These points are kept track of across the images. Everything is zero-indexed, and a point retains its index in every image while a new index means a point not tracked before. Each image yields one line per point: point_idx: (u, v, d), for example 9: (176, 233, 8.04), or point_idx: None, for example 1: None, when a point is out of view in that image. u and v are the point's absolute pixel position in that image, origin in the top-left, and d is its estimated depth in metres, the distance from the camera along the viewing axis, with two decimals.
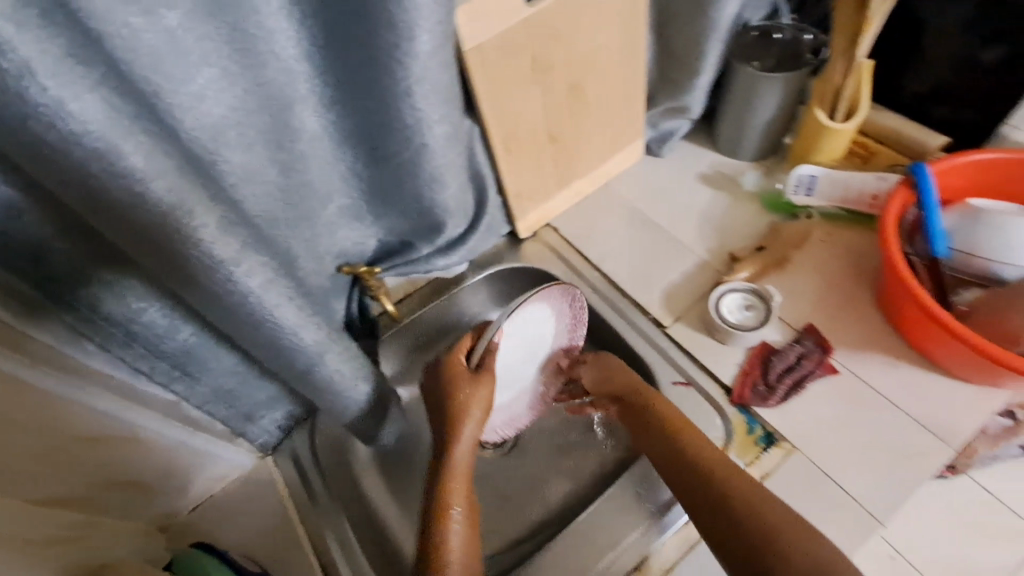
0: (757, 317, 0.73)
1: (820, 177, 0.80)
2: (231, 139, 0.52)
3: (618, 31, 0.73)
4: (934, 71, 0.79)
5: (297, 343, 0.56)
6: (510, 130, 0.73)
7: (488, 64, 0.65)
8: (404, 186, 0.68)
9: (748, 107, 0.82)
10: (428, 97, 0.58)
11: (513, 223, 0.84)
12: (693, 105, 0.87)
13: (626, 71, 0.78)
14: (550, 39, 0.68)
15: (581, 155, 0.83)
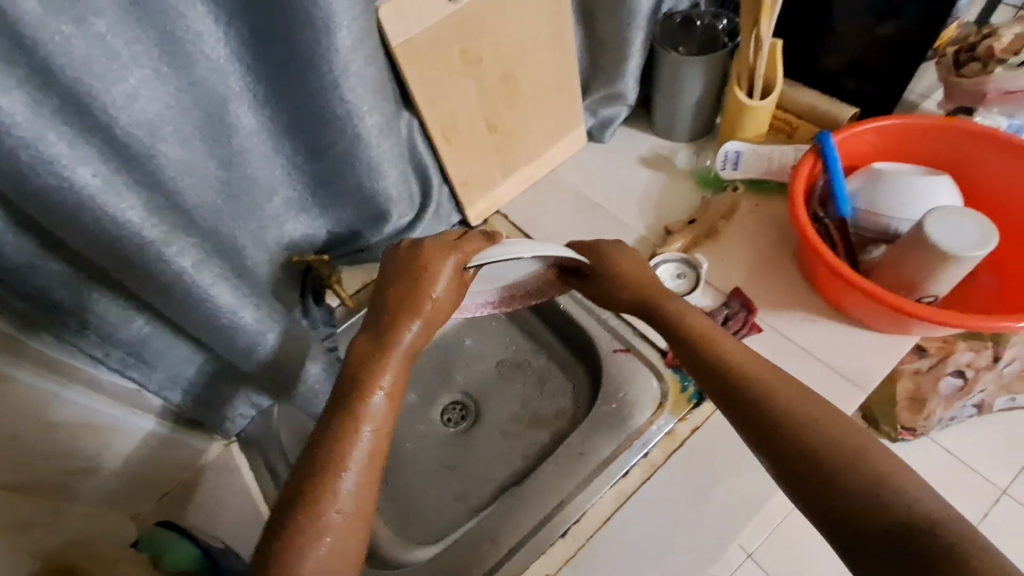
0: (687, 284, 0.78)
1: (742, 156, 0.85)
2: (169, 136, 0.52)
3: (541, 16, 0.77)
4: (840, 51, 0.85)
5: (231, 318, 0.58)
6: (449, 119, 0.77)
7: (421, 64, 0.70)
8: (342, 180, 0.69)
9: (678, 90, 0.88)
10: (358, 89, 0.60)
11: (462, 209, 0.88)
12: (627, 91, 0.92)
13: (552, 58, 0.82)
14: (477, 32, 0.72)
15: (521, 141, 0.87)
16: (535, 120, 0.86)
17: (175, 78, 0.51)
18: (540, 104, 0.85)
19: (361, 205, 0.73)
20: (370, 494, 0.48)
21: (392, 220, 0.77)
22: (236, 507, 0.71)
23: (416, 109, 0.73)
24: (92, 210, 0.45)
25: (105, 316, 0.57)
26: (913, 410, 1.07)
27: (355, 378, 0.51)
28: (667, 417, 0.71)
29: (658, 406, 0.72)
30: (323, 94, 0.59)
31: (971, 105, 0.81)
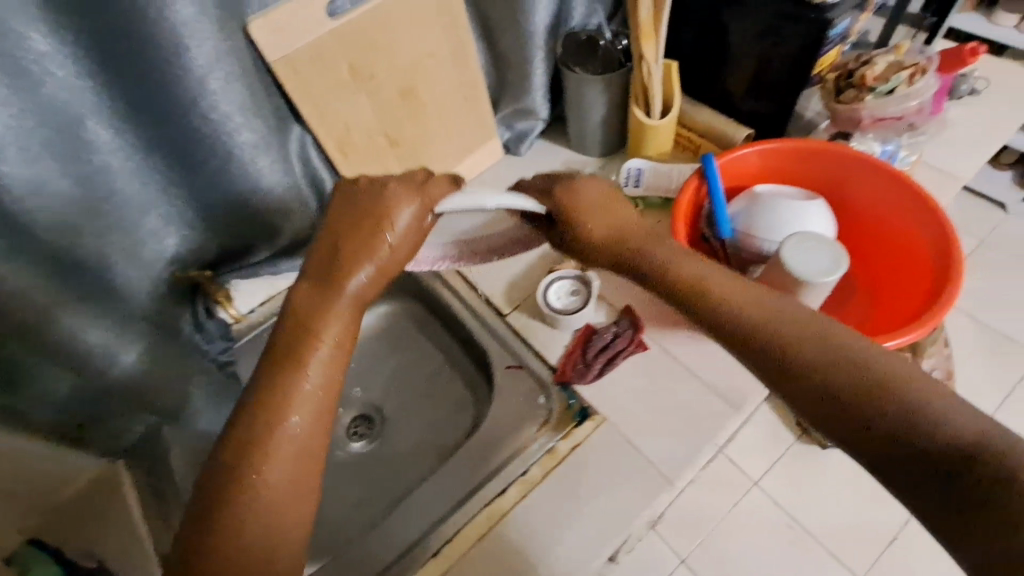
0: (577, 300, 0.97)
1: (643, 169, 1.03)
2: (10, 152, 0.60)
3: (426, 35, 0.93)
4: (737, 78, 1.01)
5: (80, 335, 0.75)
6: (343, 135, 0.92)
7: (303, 74, 0.82)
8: (218, 189, 0.81)
9: (586, 108, 1.09)
10: (223, 105, 0.74)
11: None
12: (542, 111, 1.15)
13: (448, 73, 1.01)
14: (366, 49, 0.87)
15: (424, 149, 1.06)
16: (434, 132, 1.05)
17: (18, 103, 0.59)
18: (440, 117, 1.05)
19: (239, 214, 0.87)
20: (320, 439, 0.49)
21: (280, 236, 0.93)
22: (120, 538, 0.87)
23: (306, 126, 0.88)
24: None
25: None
26: None
27: (305, 314, 0.51)
28: (555, 435, 0.87)
29: (547, 421, 0.89)
30: (180, 111, 0.71)
31: (848, 129, 0.94)
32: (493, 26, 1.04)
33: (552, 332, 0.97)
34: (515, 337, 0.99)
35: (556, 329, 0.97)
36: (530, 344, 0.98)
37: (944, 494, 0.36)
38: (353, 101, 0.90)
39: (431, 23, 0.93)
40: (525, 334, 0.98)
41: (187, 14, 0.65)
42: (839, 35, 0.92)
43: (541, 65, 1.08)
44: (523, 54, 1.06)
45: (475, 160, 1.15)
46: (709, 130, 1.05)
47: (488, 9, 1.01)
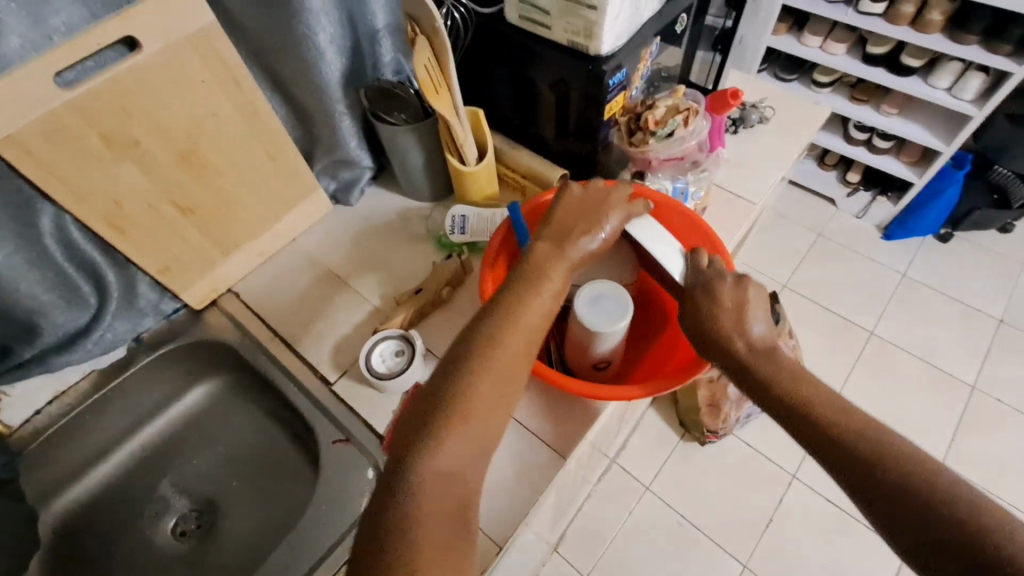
0: (403, 358, 0.84)
1: (467, 218, 0.95)
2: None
3: (212, 95, 0.80)
4: (550, 115, 0.93)
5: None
6: (114, 210, 0.78)
7: (36, 151, 0.68)
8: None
9: (405, 157, 0.97)
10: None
11: (177, 295, 0.92)
12: (365, 159, 1.01)
13: (246, 135, 0.87)
14: (121, 116, 0.73)
15: (235, 217, 0.92)
16: (246, 199, 0.92)
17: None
18: (253, 180, 0.92)
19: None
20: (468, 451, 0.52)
21: (48, 329, 0.82)
22: None
23: (55, 203, 0.73)
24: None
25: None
26: (714, 414, 1.48)
27: (484, 336, 0.57)
28: None
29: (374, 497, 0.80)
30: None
31: (642, 171, 0.88)
32: (282, 75, 0.88)
33: (378, 397, 0.84)
34: (339, 407, 0.86)
35: (380, 394, 0.84)
36: (356, 413, 0.85)
37: (928, 536, 0.45)
38: (122, 174, 0.77)
39: (214, 78, 0.79)
40: (347, 402, 0.85)
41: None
42: (621, 80, 0.84)
43: (350, 120, 0.95)
44: (322, 99, 0.89)
45: (297, 218, 1.01)
46: (529, 170, 0.97)
47: (274, 64, 0.86)
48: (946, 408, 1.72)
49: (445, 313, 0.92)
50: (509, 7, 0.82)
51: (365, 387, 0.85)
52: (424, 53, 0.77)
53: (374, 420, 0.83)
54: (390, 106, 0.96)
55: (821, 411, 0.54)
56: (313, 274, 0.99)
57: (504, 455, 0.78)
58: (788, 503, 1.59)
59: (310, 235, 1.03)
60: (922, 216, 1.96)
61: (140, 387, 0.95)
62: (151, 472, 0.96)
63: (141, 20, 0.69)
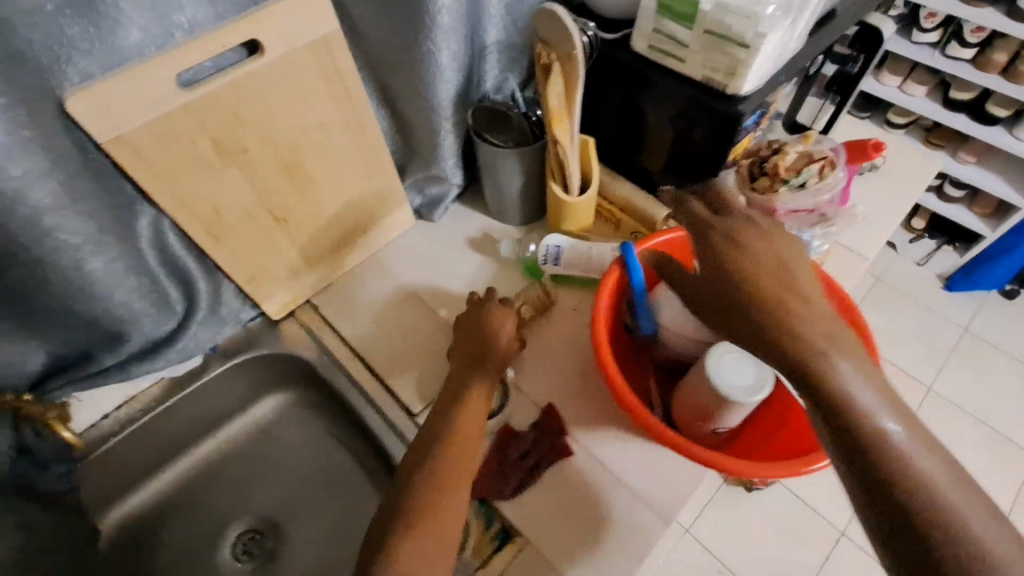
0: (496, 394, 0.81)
1: (563, 248, 0.89)
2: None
3: (325, 105, 0.77)
4: (659, 150, 0.88)
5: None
6: (214, 218, 0.75)
7: (147, 152, 0.64)
8: (40, 296, 0.65)
9: (504, 182, 0.93)
10: (38, 190, 0.59)
11: (259, 304, 0.89)
12: (455, 175, 0.97)
13: (347, 149, 0.84)
14: (234, 122, 0.69)
15: (324, 228, 0.89)
16: (338, 211, 0.89)
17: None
18: (348, 193, 0.88)
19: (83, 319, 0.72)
20: None
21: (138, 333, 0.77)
22: None
23: (158, 206, 0.69)
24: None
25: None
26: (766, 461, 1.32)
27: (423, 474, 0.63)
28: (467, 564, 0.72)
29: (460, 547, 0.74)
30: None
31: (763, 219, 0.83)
32: (390, 87, 0.84)
33: None
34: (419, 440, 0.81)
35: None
36: None
37: None
38: (228, 181, 0.73)
39: (330, 88, 0.76)
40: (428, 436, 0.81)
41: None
42: (751, 124, 0.79)
43: (451, 138, 0.91)
44: (427, 116, 0.86)
45: (381, 233, 0.98)
46: (629, 205, 0.94)
47: (385, 77, 0.82)
48: (1007, 476, 1.62)
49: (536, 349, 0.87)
50: (640, 37, 0.78)
51: None
52: (557, 80, 0.73)
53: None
54: (493, 126, 0.92)
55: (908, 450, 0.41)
56: (394, 292, 0.95)
57: (600, 514, 0.73)
58: (834, 561, 1.50)
59: (392, 251, 1.00)
60: (989, 271, 1.85)
61: (210, 395, 0.91)
62: (211, 484, 0.92)
63: (269, 25, 0.65)
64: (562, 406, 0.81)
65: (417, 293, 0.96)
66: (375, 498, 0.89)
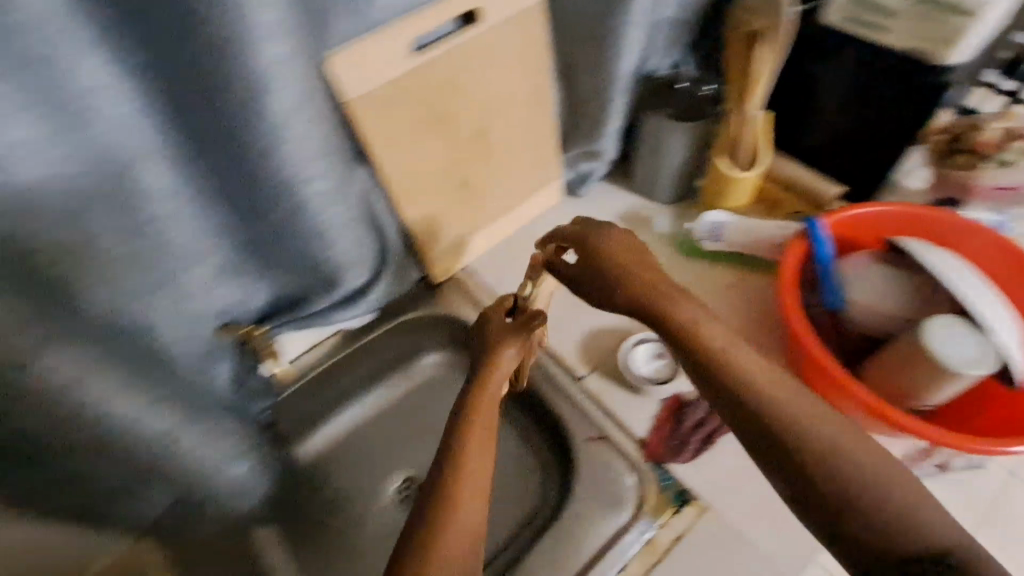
0: (666, 361, 0.83)
1: (727, 223, 0.91)
2: (48, 205, 0.48)
3: (517, 74, 0.82)
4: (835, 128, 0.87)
5: (142, 430, 0.61)
6: (412, 177, 0.80)
7: (378, 114, 0.70)
8: (282, 241, 0.69)
9: (666, 157, 0.95)
10: (297, 150, 0.59)
11: (427, 266, 0.93)
12: (611, 149, 0.98)
13: (524, 120, 0.88)
14: (445, 87, 0.75)
15: (490, 196, 0.93)
16: (505, 180, 0.93)
17: (65, 140, 0.47)
18: (517, 162, 0.92)
19: (303, 268, 0.74)
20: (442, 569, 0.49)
21: (342, 286, 0.79)
22: None
23: (373, 162, 0.75)
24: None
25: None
26: None
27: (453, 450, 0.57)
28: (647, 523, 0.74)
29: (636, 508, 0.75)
30: (252, 162, 0.58)
31: (956, 197, 0.86)
32: (570, 59, 0.87)
33: (632, 399, 0.82)
34: (586, 404, 0.83)
35: (637, 398, 0.82)
36: (607, 414, 0.81)
37: None
38: (430, 143, 0.79)
39: (524, 58, 0.81)
40: (595, 399, 0.83)
41: (280, 55, 0.52)
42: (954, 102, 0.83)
43: (619, 114, 0.92)
44: (603, 91, 0.88)
45: (535, 204, 1.01)
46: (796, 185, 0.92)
47: (568, 51, 0.86)
48: None
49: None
50: (835, 9, 0.77)
51: (617, 386, 0.83)
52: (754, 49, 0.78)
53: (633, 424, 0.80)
54: (658, 101, 0.92)
55: (803, 419, 0.53)
56: (548, 262, 0.98)
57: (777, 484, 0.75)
58: None
59: (542, 222, 1.03)
60: None
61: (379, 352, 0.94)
62: None
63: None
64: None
65: None
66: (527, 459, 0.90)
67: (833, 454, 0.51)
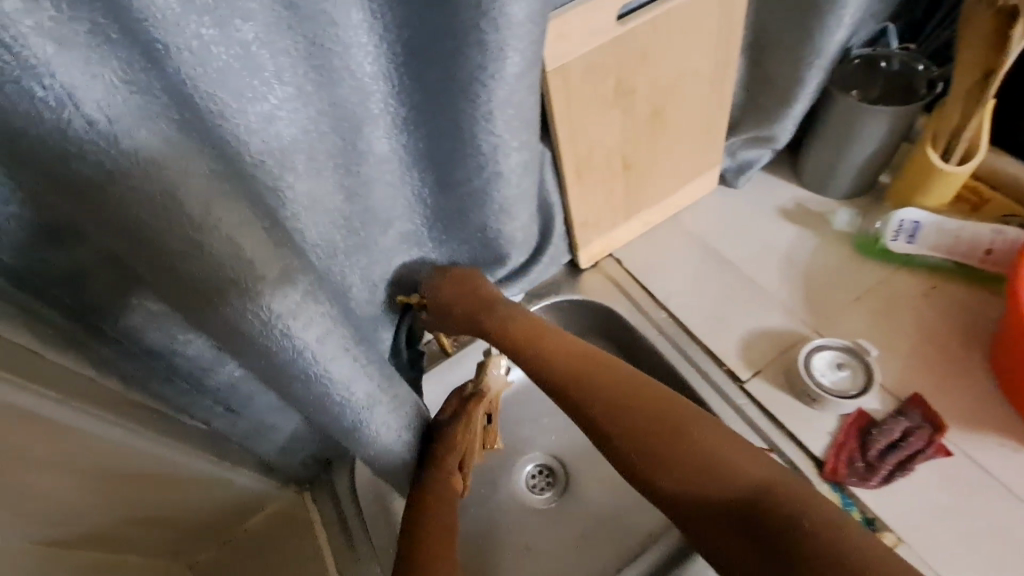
0: (853, 373, 0.74)
1: (925, 224, 0.81)
2: (299, 162, 0.50)
3: (710, 49, 0.75)
4: None
5: (343, 395, 0.59)
6: (587, 156, 0.77)
7: (571, 86, 0.67)
8: (468, 215, 0.68)
9: (853, 147, 0.86)
10: (510, 119, 0.56)
11: (577, 250, 0.90)
12: (786, 136, 0.90)
13: (705, 100, 0.81)
14: (638, 60, 0.70)
15: (652, 180, 0.88)
16: (670, 164, 0.88)
17: (319, 98, 0.49)
18: (686, 145, 0.86)
19: (478, 243, 0.73)
20: None
21: (508, 263, 0.78)
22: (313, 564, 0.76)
23: (555, 137, 0.72)
24: (217, 266, 0.43)
25: (196, 358, 0.60)
26: None
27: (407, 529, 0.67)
28: None
29: None
30: (465, 131, 0.57)
31: None
32: (763, 36, 0.80)
33: (806, 409, 0.75)
34: (753, 410, 0.77)
35: (813, 410, 0.75)
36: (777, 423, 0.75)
37: None
38: (611, 121, 0.75)
39: (722, 29, 0.74)
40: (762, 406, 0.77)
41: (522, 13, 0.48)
42: None
43: (808, 97, 0.83)
44: (800, 71, 0.79)
45: (690, 192, 0.96)
46: None
47: (767, 26, 0.78)
48: None
49: (882, 334, 0.80)
50: None
51: (787, 392, 0.77)
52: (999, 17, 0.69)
53: (808, 436, 0.73)
54: (863, 82, 0.86)
55: (704, 463, 0.55)
56: (704, 255, 0.93)
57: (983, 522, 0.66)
58: None
59: (696, 213, 0.97)
60: None
61: None
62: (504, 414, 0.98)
63: None
64: (931, 398, 0.74)
65: (729, 260, 0.92)
66: None
67: (709, 474, 0.55)
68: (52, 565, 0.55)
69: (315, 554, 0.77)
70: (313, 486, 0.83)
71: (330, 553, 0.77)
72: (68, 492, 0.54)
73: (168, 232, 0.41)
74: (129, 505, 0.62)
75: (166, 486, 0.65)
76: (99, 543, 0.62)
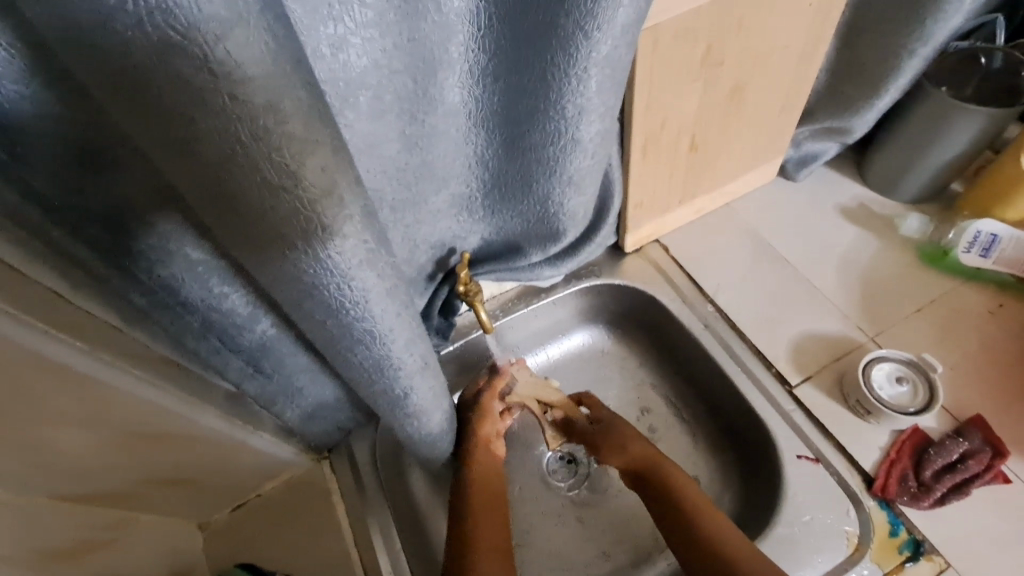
0: (913, 385, 0.72)
1: (1005, 235, 0.78)
2: (363, 99, 0.45)
3: (808, 27, 0.68)
4: None
5: (397, 362, 0.52)
6: (657, 130, 0.70)
7: (659, 51, 0.61)
8: (532, 184, 0.62)
9: (938, 150, 0.81)
10: (604, 79, 0.50)
11: (623, 233, 0.85)
12: (862, 128, 0.84)
13: (779, 83, 0.74)
14: (732, 30, 0.63)
15: (716, 164, 0.82)
16: (737, 149, 0.82)
17: (396, 30, 0.42)
18: (759, 129, 0.80)
19: (536, 217, 0.67)
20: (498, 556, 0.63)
21: (561, 241, 0.71)
22: (330, 537, 0.73)
23: (627, 108, 0.66)
24: (277, 220, 0.35)
25: (231, 314, 0.54)
26: None
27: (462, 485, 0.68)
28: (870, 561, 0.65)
29: (861, 546, 0.66)
30: (550, 88, 0.51)
31: None
32: (863, 18, 0.74)
33: (858, 419, 0.73)
34: (801, 419, 0.74)
35: (866, 422, 0.73)
36: (827, 433, 0.73)
37: None
38: (694, 93, 0.68)
39: (818, 10, 0.67)
40: (811, 415, 0.74)
41: None
42: None
43: (898, 89, 0.78)
44: (899, 61, 0.74)
45: (745, 182, 0.90)
46: None
47: (872, 8, 0.72)
48: None
49: (944, 350, 0.78)
50: None
51: (839, 400, 0.75)
52: None
53: (860, 448, 0.71)
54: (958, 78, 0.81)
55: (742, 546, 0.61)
56: (758, 250, 0.88)
57: None
58: None
59: (753, 204, 0.92)
60: None
61: (551, 313, 0.87)
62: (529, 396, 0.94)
63: None
64: (991, 422, 0.72)
65: (784, 256, 0.87)
66: (699, 459, 0.81)
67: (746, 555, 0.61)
68: (61, 523, 0.50)
69: (331, 527, 0.74)
70: (332, 456, 0.79)
71: (349, 527, 0.74)
72: (89, 451, 0.50)
73: (251, 160, 0.32)
74: (154, 468, 0.59)
75: (192, 449, 0.61)
76: (118, 501, 0.59)
